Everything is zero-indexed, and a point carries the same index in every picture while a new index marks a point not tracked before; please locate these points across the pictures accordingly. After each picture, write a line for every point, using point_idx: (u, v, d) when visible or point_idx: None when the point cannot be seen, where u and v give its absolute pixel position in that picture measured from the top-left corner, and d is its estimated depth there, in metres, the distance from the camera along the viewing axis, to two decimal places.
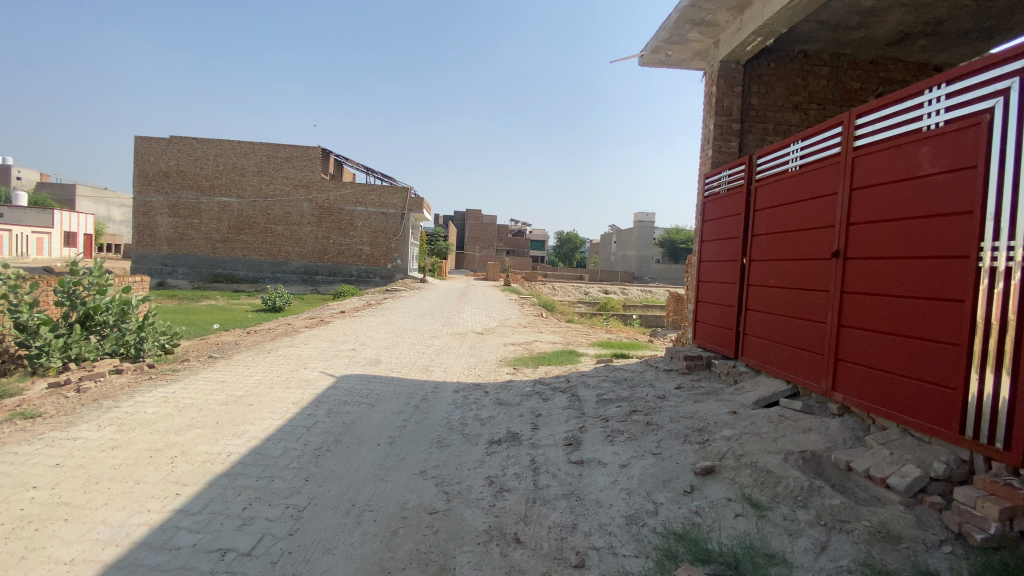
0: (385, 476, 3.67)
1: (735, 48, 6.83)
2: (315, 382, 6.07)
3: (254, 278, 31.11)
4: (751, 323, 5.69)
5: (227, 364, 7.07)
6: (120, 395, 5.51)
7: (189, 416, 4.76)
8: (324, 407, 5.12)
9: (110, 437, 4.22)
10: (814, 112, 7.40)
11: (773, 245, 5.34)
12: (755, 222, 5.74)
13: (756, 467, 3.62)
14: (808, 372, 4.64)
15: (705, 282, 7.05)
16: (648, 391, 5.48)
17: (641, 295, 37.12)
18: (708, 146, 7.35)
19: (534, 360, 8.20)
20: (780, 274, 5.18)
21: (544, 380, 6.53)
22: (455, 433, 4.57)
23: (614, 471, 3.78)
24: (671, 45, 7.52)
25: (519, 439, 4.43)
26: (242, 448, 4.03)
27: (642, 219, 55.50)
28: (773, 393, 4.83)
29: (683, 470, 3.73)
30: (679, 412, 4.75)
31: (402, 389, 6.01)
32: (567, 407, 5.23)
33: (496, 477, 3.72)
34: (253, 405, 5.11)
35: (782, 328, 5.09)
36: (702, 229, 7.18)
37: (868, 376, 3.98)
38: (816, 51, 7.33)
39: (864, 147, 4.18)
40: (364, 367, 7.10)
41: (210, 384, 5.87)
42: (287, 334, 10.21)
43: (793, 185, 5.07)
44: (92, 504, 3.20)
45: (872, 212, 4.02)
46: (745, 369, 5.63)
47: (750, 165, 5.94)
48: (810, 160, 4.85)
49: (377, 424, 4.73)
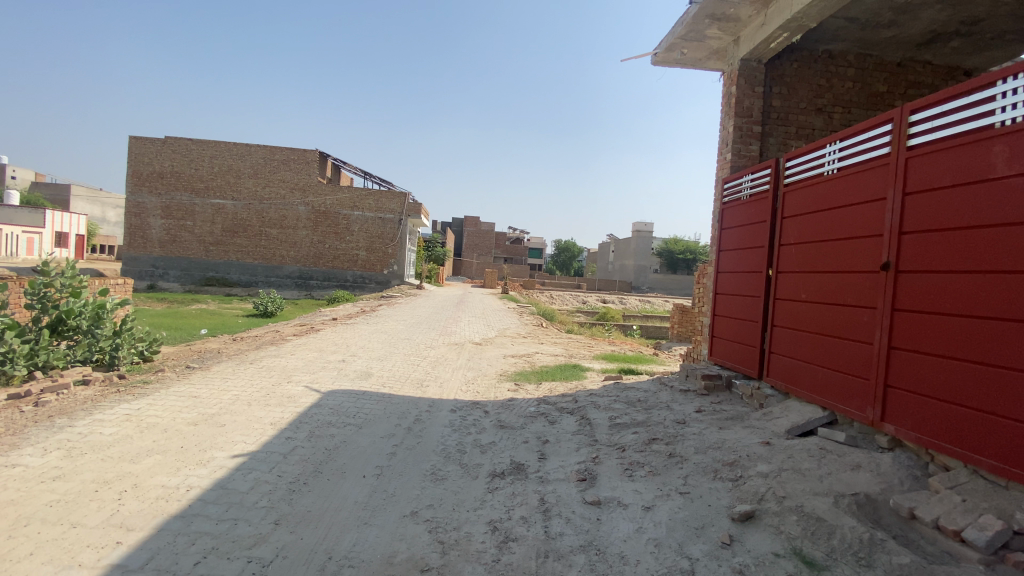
0: (370, 519, 3.13)
1: (758, 45, 6.37)
2: (297, 398, 5.52)
3: (247, 282, 30.47)
4: (777, 341, 5.20)
5: (205, 375, 6.50)
6: (78, 412, 4.93)
7: (150, 438, 4.19)
8: (305, 429, 4.57)
9: (54, 465, 3.66)
10: (839, 116, 6.93)
11: (805, 255, 4.86)
12: (783, 231, 5.25)
13: (804, 513, 3.10)
14: (851, 399, 4.13)
15: (723, 294, 6.55)
16: (665, 415, 4.94)
17: (641, 304, 36.77)
18: (726, 150, 6.88)
19: (536, 374, 7.67)
20: (814, 287, 4.68)
21: (548, 399, 5.99)
22: (451, 463, 4.02)
23: (638, 515, 3.25)
24: (687, 42, 7.07)
25: (525, 472, 3.89)
26: (206, 481, 3.48)
27: (642, 228, 56.35)
28: (808, 421, 4.32)
29: (718, 516, 3.20)
30: (705, 441, 4.21)
31: (393, 408, 5.46)
32: (576, 433, 4.69)
33: (501, 522, 3.18)
34: (225, 426, 4.55)
35: (816, 348, 4.59)
36: (720, 237, 6.69)
37: (926, 407, 3.46)
38: (841, 51, 6.90)
39: (919, 147, 3.70)
40: (353, 382, 6.54)
41: (180, 400, 5.30)
42: (273, 342, 9.63)
43: (830, 190, 4.59)
44: (15, 554, 2.64)
45: (929, 220, 3.54)
46: (772, 392, 5.12)
47: (778, 168, 5.46)
48: (851, 163, 4.37)
49: (363, 450, 4.18)
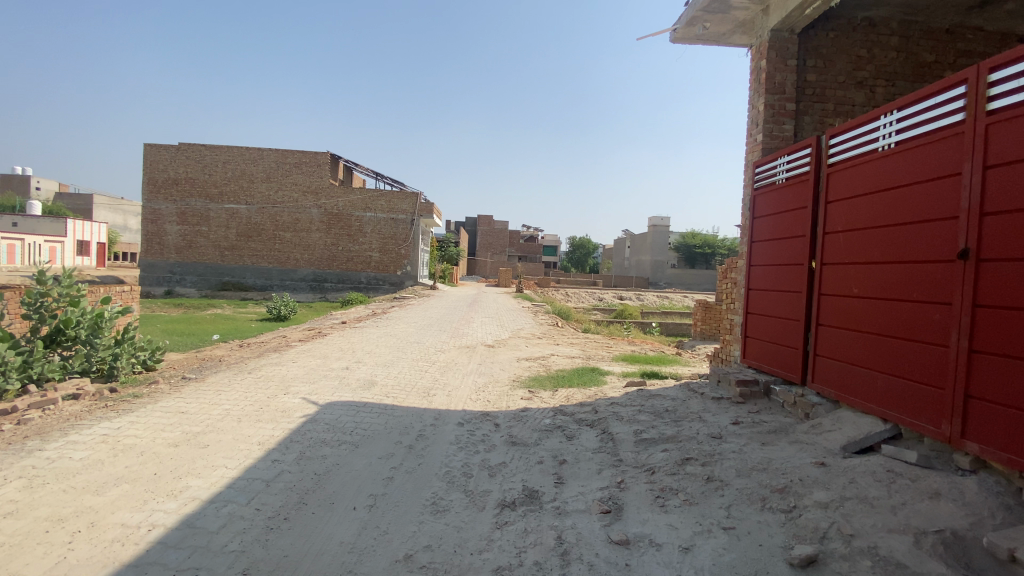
0: (356, 566, 2.65)
1: (791, 13, 5.72)
2: (292, 412, 5.09)
3: (262, 286, 30.44)
4: (823, 342, 4.59)
5: (199, 388, 6.09)
6: (55, 432, 4.55)
7: (123, 464, 3.78)
8: (294, 450, 4.11)
9: (8, 499, 3.25)
10: (881, 90, 6.24)
11: (856, 243, 4.24)
12: (828, 217, 4.63)
13: (880, 557, 2.54)
14: (920, 411, 3.52)
15: (757, 290, 5.93)
16: (698, 428, 4.37)
17: (658, 300, 35.96)
18: (756, 131, 6.25)
19: (552, 379, 7.14)
20: (869, 280, 4.06)
21: (564, 408, 5.47)
22: (455, 491, 3.52)
23: (675, 560, 2.72)
24: (710, 14, 6.43)
25: (540, 502, 3.37)
26: (173, 518, 3.04)
27: (659, 224, 54.63)
28: (867, 437, 3.73)
29: (772, 560, 2.65)
30: (747, 461, 3.64)
31: (396, 422, 4.98)
32: (598, 451, 4.15)
33: (510, 569, 2.67)
34: (208, 447, 4.12)
35: (874, 350, 3.98)
36: (752, 228, 6.08)
37: (1019, 423, 2.85)
38: (882, 18, 6.22)
39: (1001, 111, 3.08)
40: (355, 391, 6.09)
41: (165, 418, 4.88)
42: (277, 349, 9.23)
43: (885, 169, 3.97)
44: None
45: (1017, 196, 2.92)
46: (819, 400, 4.51)
47: (819, 147, 4.84)
48: (911, 136, 3.75)
49: (357, 475, 3.71)
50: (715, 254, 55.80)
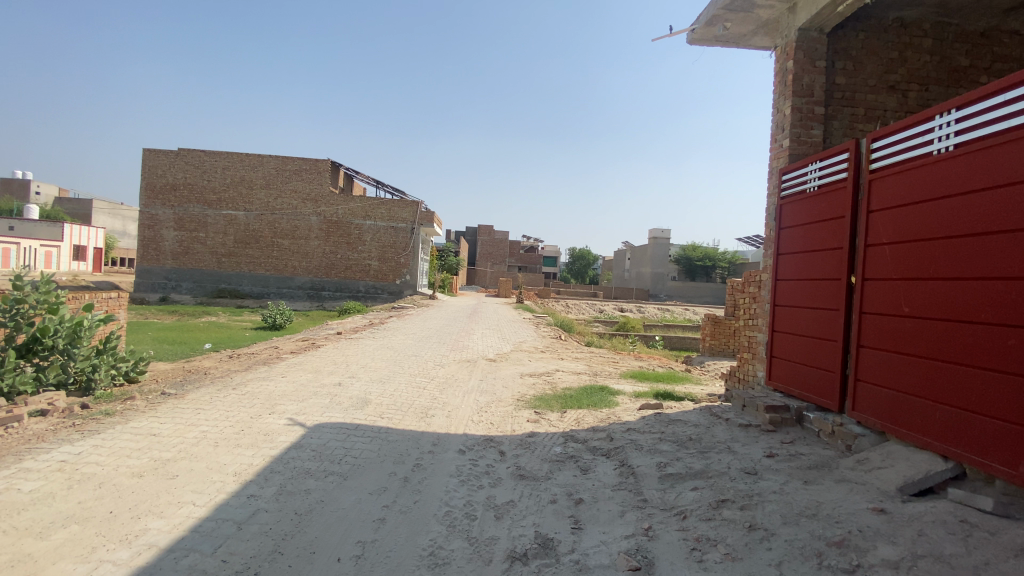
0: None
1: (821, 10, 5.34)
2: (277, 436, 4.62)
3: (258, 294, 29.89)
4: (866, 365, 4.14)
5: (177, 406, 5.60)
6: (7, 457, 4.06)
7: (76, 499, 3.30)
8: (274, 483, 3.63)
9: None
10: (914, 95, 5.86)
11: (904, 257, 3.82)
12: (871, 228, 4.20)
13: None
14: (991, 450, 3.06)
15: (784, 306, 5.50)
16: (731, 462, 3.89)
17: (659, 313, 35.51)
18: (782, 135, 5.85)
19: (559, 398, 6.68)
20: (922, 298, 3.63)
21: (575, 433, 5.01)
22: (456, 538, 3.04)
23: None
24: (732, 13, 6.06)
25: (555, 555, 2.90)
26: (122, 572, 2.56)
27: (659, 236, 54.01)
28: (928, 477, 3.27)
29: None
30: (792, 504, 3.17)
31: (390, 448, 4.51)
32: (618, 489, 3.68)
33: None
34: (177, 479, 3.64)
35: (928, 376, 3.54)
36: (780, 240, 5.65)
37: None
38: (916, 18, 5.84)
39: None
40: (347, 411, 5.61)
41: (134, 441, 4.40)
42: (266, 361, 8.73)
43: (940, 175, 3.56)
44: None
45: None
46: (862, 431, 4.07)
47: (858, 152, 4.44)
48: (974, 138, 3.33)
49: (343, 516, 3.22)
50: (716, 267, 55.50)
